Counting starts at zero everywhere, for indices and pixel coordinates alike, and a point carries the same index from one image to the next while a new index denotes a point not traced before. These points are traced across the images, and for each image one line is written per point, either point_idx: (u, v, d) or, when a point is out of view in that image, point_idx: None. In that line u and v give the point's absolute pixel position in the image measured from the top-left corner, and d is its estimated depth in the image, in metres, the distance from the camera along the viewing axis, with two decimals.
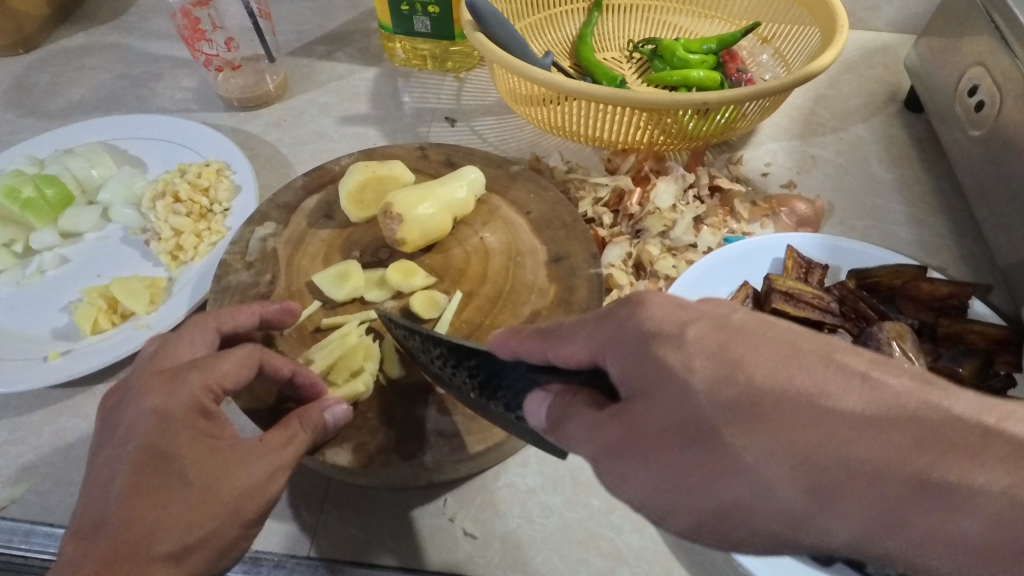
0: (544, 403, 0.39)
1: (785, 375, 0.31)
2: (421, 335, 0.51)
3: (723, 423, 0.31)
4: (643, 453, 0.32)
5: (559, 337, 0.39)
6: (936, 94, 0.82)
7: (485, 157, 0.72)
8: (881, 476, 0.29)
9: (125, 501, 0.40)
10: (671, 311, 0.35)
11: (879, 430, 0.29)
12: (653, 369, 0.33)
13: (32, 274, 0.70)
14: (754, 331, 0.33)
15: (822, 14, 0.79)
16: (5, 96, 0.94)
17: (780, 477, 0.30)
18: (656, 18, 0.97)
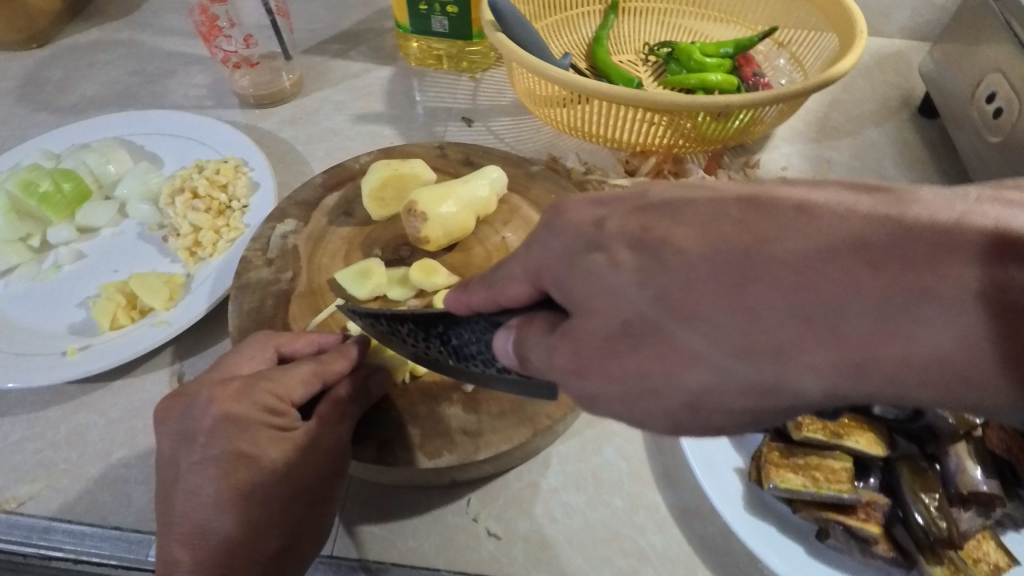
0: (509, 339, 0.39)
1: (710, 237, 0.31)
2: (384, 317, 0.51)
3: (661, 309, 0.31)
4: (601, 365, 0.33)
5: (502, 276, 0.40)
6: (951, 99, 0.83)
7: (505, 157, 0.72)
8: (831, 317, 0.27)
9: (226, 509, 0.43)
10: (587, 209, 0.37)
11: (816, 267, 0.28)
12: (581, 278, 0.34)
13: (48, 269, 0.70)
14: (676, 204, 0.34)
15: (840, 20, 0.80)
16: (17, 91, 0.94)
17: (727, 356, 0.29)
18: (671, 21, 0.97)
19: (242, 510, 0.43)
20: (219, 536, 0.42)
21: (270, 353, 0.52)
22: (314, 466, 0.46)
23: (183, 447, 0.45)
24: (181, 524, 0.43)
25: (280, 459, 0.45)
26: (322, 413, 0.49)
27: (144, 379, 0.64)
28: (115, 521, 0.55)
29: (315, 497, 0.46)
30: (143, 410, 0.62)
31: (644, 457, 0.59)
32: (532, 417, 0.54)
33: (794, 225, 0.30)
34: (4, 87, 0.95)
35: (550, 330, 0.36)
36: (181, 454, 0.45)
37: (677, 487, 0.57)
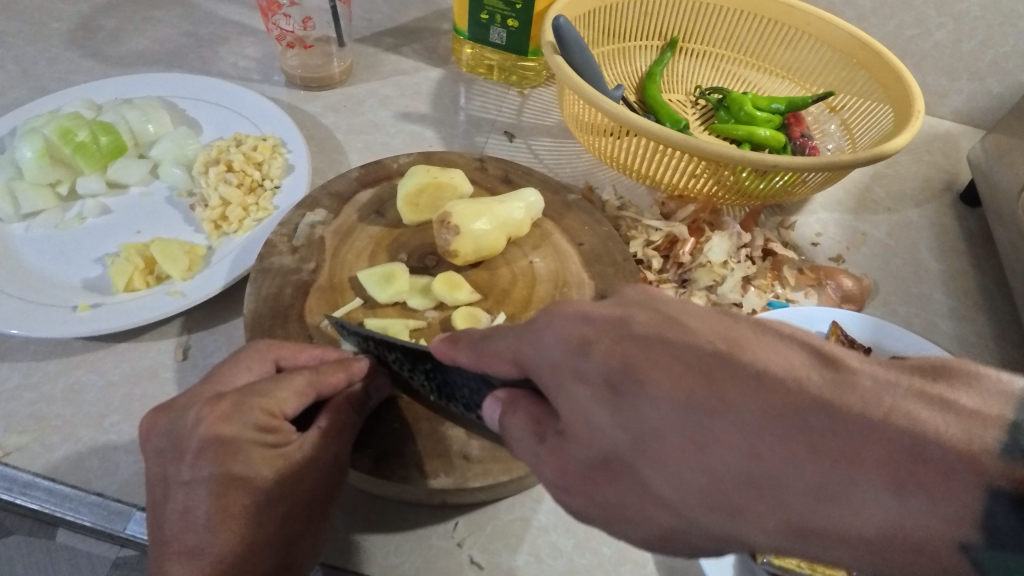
0: (496, 410, 0.42)
1: (677, 388, 0.31)
2: (373, 341, 0.53)
3: (633, 449, 0.32)
4: (586, 488, 0.35)
5: (488, 352, 0.41)
6: (996, 192, 0.82)
7: (544, 180, 0.72)
8: (776, 487, 0.28)
9: (215, 530, 0.43)
10: (574, 325, 0.36)
11: (766, 448, 0.28)
12: (564, 400, 0.35)
13: (72, 219, 0.69)
14: (658, 341, 0.33)
15: (898, 96, 0.79)
16: (69, 34, 0.94)
17: (692, 507, 0.31)
18: (726, 68, 0.96)
19: (236, 530, 0.43)
20: (213, 556, 0.42)
21: (270, 366, 0.51)
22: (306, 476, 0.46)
23: (172, 462, 0.45)
24: (173, 541, 0.43)
25: (274, 478, 0.44)
26: (320, 421, 0.48)
27: (149, 346, 0.63)
28: (98, 487, 0.54)
29: (310, 513, 0.46)
30: (143, 377, 0.61)
31: None
32: None
33: (757, 391, 0.30)
34: (56, 28, 0.95)
35: (535, 426, 0.39)
36: (170, 469, 0.44)
37: None
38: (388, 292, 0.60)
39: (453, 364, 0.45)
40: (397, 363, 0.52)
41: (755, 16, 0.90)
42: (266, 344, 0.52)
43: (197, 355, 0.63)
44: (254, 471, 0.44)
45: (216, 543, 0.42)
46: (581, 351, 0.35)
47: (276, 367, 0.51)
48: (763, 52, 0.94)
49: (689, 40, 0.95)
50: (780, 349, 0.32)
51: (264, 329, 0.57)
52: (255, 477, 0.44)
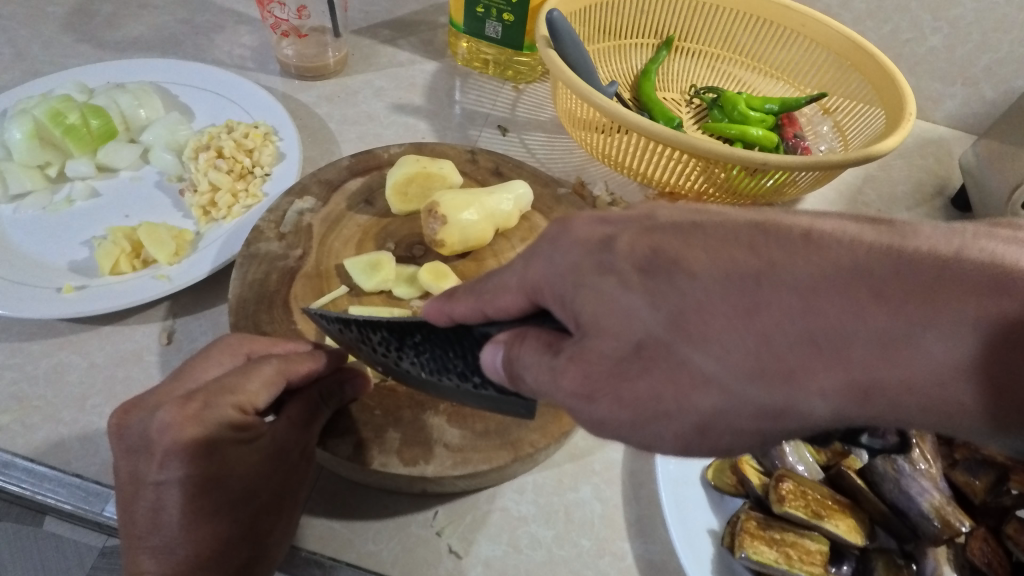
0: (498, 353, 0.39)
1: (721, 258, 0.33)
2: (353, 325, 0.49)
3: (671, 330, 0.33)
4: (613, 387, 0.34)
5: (492, 288, 0.41)
6: (987, 196, 0.82)
7: (534, 174, 0.71)
8: (834, 345, 0.30)
9: (189, 526, 0.43)
10: (593, 226, 0.37)
11: (824, 300, 0.30)
12: (594, 298, 0.34)
13: (60, 201, 0.69)
14: (687, 226, 0.35)
15: (891, 98, 0.79)
16: (64, 18, 0.94)
17: (741, 381, 0.31)
18: (721, 68, 0.96)
19: (211, 526, 0.43)
20: (188, 552, 0.42)
21: (241, 359, 0.50)
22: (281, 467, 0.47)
23: (142, 459, 0.44)
24: (145, 539, 0.43)
25: (248, 473, 0.45)
26: (290, 413, 0.49)
27: (134, 330, 0.63)
28: (77, 468, 0.54)
29: (282, 506, 0.47)
30: (127, 360, 0.61)
31: (620, 502, 0.58)
32: (515, 442, 0.53)
33: (806, 255, 0.32)
34: (52, 12, 0.94)
35: (550, 349, 0.36)
36: (140, 467, 0.44)
37: (647, 539, 0.56)
38: (377, 279, 0.60)
39: (449, 323, 0.44)
40: (382, 346, 0.49)
41: (751, 17, 0.90)
42: (240, 339, 0.52)
43: (181, 340, 0.62)
44: (230, 466, 0.44)
45: (190, 539, 0.43)
46: (605, 246, 0.36)
47: (246, 360, 0.51)
48: (758, 52, 0.94)
49: (685, 39, 0.95)
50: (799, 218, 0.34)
51: (247, 314, 0.57)
52: (229, 473, 0.44)
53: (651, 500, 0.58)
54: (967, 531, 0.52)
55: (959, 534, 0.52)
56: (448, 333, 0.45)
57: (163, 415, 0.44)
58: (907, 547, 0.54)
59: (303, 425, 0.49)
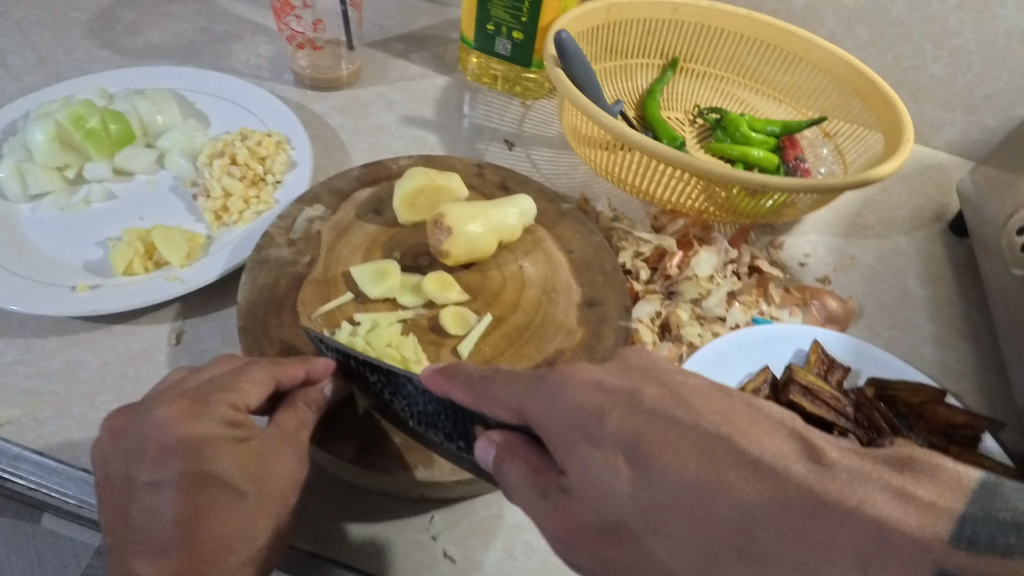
0: (490, 452, 0.42)
1: (688, 467, 0.33)
2: (354, 359, 0.52)
3: (638, 521, 0.34)
4: (587, 547, 0.36)
5: (492, 396, 0.42)
6: (983, 223, 0.83)
7: (539, 189, 0.73)
8: (770, 565, 0.30)
9: (185, 527, 0.43)
10: (586, 391, 0.38)
11: (760, 524, 0.31)
12: (578, 463, 0.36)
13: (78, 202, 0.71)
14: (664, 416, 0.36)
15: (890, 124, 0.81)
16: (87, 24, 0.96)
17: (691, 575, 0.32)
18: (726, 90, 0.99)
19: (210, 525, 0.43)
20: (184, 553, 0.42)
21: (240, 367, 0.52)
22: (275, 466, 0.47)
23: (134, 462, 0.45)
24: (140, 542, 0.42)
25: (243, 471, 0.46)
26: (282, 421, 0.50)
27: (145, 330, 0.64)
28: (86, 463, 0.55)
29: (279, 506, 0.47)
30: (137, 359, 0.62)
31: None
32: None
33: (849, 512, 0.30)
34: (76, 18, 0.97)
35: (536, 479, 0.39)
36: (132, 470, 0.45)
37: None
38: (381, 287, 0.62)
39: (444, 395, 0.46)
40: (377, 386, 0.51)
41: (756, 41, 0.92)
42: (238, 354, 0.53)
43: (190, 341, 0.64)
44: (227, 465, 0.45)
45: (187, 540, 0.42)
46: (597, 416, 0.36)
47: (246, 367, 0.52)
48: (762, 75, 0.96)
49: (691, 61, 0.97)
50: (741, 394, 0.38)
51: (257, 317, 0.59)
52: (226, 471, 0.45)
53: None
54: None
55: None
56: (442, 404, 0.47)
57: (162, 412, 0.45)
58: None
59: (296, 433, 0.50)
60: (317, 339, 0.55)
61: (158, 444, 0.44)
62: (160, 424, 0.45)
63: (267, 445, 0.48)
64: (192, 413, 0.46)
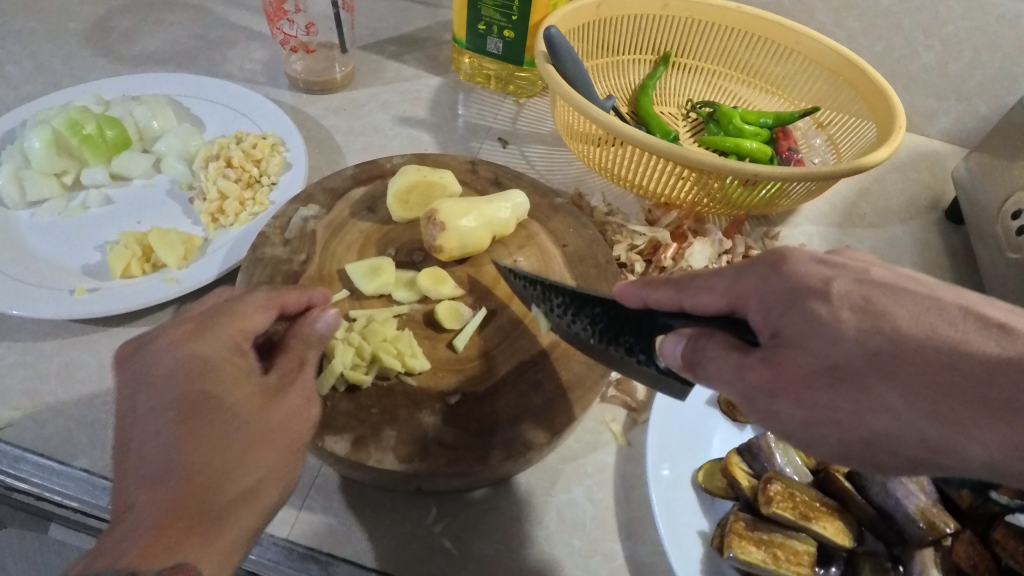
0: (679, 345, 0.41)
1: (925, 323, 0.33)
2: (542, 286, 0.56)
3: (868, 365, 0.33)
4: (794, 393, 0.35)
5: (694, 288, 0.42)
6: (978, 210, 0.83)
7: (532, 184, 0.74)
8: (1014, 409, 0.30)
9: (186, 454, 0.42)
10: (814, 267, 0.37)
11: (1009, 375, 0.30)
12: (801, 318, 0.35)
13: (76, 207, 0.72)
14: (900, 288, 0.35)
15: (882, 111, 0.81)
16: (84, 34, 0.97)
17: (918, 415, 0.32)
18: (719, 83, 0.99)
19: (208, 455, 0.42)
20: (179, 477, 0.41)
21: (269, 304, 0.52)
22: (278, 405, 0.46)
23: (144, 390, 0.45)
24: (140, 469, 0.42)
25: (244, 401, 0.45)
26: (283, 365, 0.49)
27: (142, 331, 0.65)
28: (86, 463, 0.56)
29: (284, 443, 0.45)
30: None
31: (611, 504, 0.59)
32: (508, 442, 0.55)
33: None
34: (72, 28, 0.98)
35: (735, 347, 0.38)
36: (140, 397, 0.45)
37: (636, 540, 0.57)
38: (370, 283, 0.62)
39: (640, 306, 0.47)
40: (560, 310, 0.55)
41: (747, 34, 0.93)
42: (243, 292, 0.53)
43: None
44: (228, 396, 0.45)
45: (186, 466, 0.41)
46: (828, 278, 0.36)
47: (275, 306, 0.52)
48: (754, 68, 0.96)
49: (683, 55, 0.98)
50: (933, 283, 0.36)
51: None
52: (226, 398, 0.44)
53: (642, 503, 0.59)
54: (952, 531, 0.53)
55: (944, 536, 0.53)
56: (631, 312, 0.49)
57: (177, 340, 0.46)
58: (894, 551, 0.55)
59: (303, 374, 0.49)
60: (508, 272, 0.60)
61: (168, 366, 0.45)
62: (172, 348, 0.46)
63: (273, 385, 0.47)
64: (202, 339, 0.47)
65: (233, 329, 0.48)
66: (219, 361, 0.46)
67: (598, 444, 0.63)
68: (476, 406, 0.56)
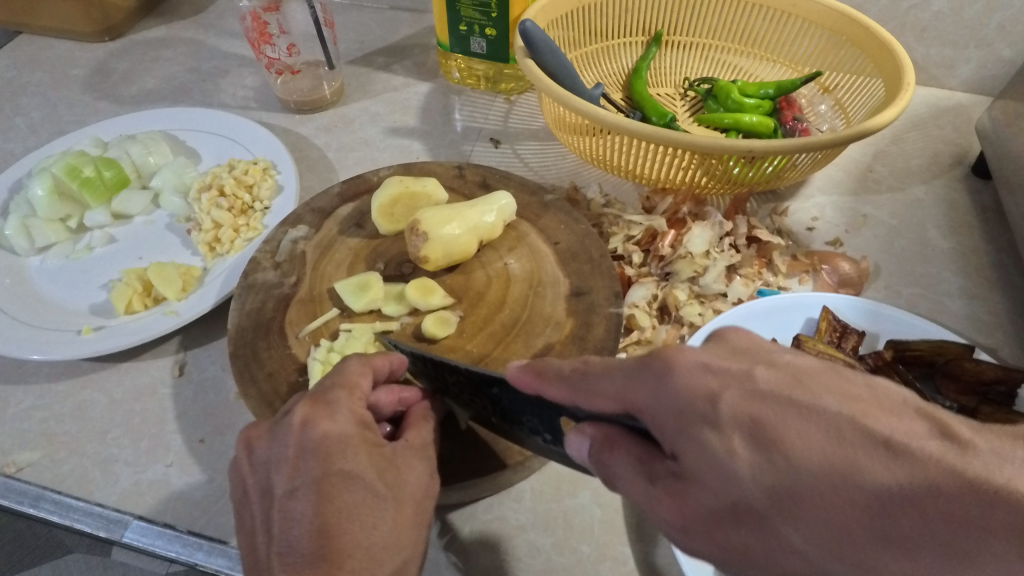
0: (585, 446, 0.38)
1: (817, 449, 0.29)
2: (432, 363, 0.51)
3: (769, 505, 0.29)
4: (706, 531, 0.32)
5: (588, 389, 0.38)
6: (1005, 162, 0.77)
7: (521, 184, 0.72)
8: (923, 550, 0.25)
9: (295, 568, 0.39)
10: (698, 375, 0.33)
11: (900, 508, 0.26)
12: (694, 446, 0.32)
13: (81, 249, 0.74)
14: (787, 399, 0.31)
15: (888, 67, 0.77)
16: (86, 79, 1.01)
17: (831, 564, 0.27)
18: (716, 57, 0.95)
19: (319, 563, 0.39)
20: None
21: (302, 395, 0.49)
22: (406, 475, 0.45)
23: (255, 511, 0.44)
24: None
25: (365, 494, 0.42)
26: (408, 436, 0.48)
27: (149, 364, 0.67)
28: (101, 497, 0.58)
29: (408, 509, 0.44)
30: (143, 393, 0.65)
31: (620, 506, 0.57)
32: (504, 451, 0.54)
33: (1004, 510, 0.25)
34: (75, 75, 1.02)
35: (641, 465, 0.35)
36: (248, 524, 0.44)
37: (648, 542, 0.54)
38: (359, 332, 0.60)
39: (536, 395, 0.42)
40: (458, 386, 0.51)
41: (739, 4, 0.88)
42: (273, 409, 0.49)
43: (192, 371, 0.66)
44: (311, 496, 0.42)
45: None
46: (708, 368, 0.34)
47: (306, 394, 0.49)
48: (751, 37, 0.92)
49: (674, 33, 0.94)
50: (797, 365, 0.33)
51: (246, 341, 0.59)
52: (335, 489, 0.42)
53: None
54: None
55: None
56: (530, 399, 0.44)
57: (262, 455, 0.45)
58: None
59: (423, 445, 0.48)
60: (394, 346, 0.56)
61: (255, 490, 0.45)
62: (258, 464, 0.45)
63: (395, 461, 0.45)
64: (279, 445, 0.45)
65: (297, 427, 0.45)
66: (286, 463, 0.43)
67: None
68: None
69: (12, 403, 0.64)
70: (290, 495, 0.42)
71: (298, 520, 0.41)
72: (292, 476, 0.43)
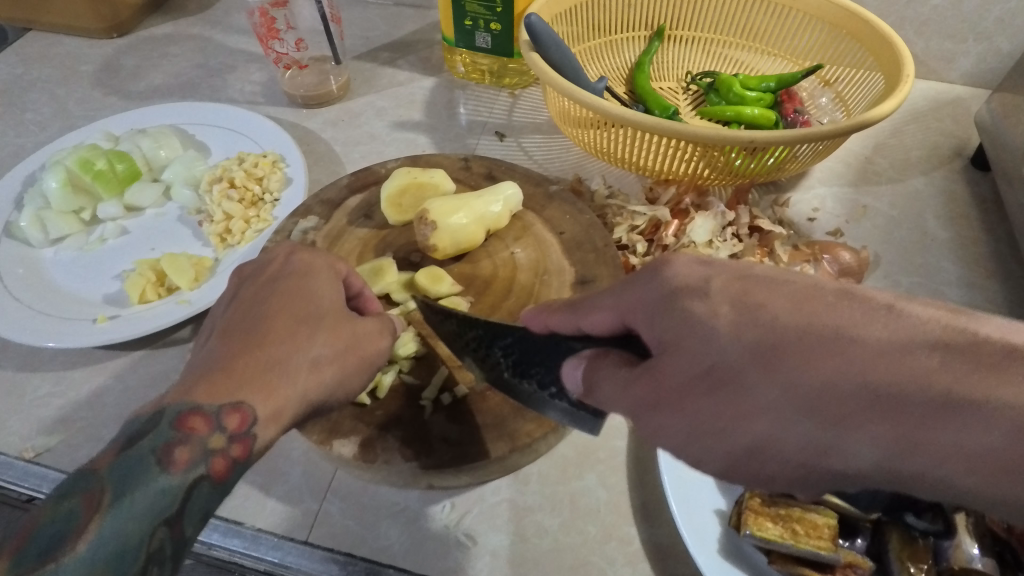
0: (579, 368, 0.41)
1: (806, 313, 0.33)
2: (456, 319, 0.54)
3: (750, 361, 0.33)
4: (675, 403, 0.34)
5: (587, 308, 0.42)
6: (1003, 153, 0.78)
7: (526, 175, 0.73)
8: (900, 401, 0.30)
9: (239, 343, 0.46)
10: (692, 267, 0.36)
11: (884, 357, 0.31)
12: (677, 321, 0.35)
13: (94, 241, 0.76)
14: (777, 280, 0.35)
15: (887, 60, 0.78)
16: (95, 75, 1.02)
17: (802, 413, 0.31)
18: (718, 51, 0.96)
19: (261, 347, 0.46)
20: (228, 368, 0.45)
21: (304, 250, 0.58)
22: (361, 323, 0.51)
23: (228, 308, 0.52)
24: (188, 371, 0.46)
25: (320, 314, 0.50)
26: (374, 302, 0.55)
27: (162, 352, 0.68)
28: None
29: (356, 350, 0.50)
30: (157, 381, 0.66)
31: (625, 488, 0.58)
32: (511, 433, 0.55)
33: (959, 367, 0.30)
34: (84, 71, 1.03)
35: (626, 366, 0.38)
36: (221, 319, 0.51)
37: (653, 523, 0.56)
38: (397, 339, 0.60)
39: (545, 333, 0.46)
40: (476, 342, 0.52)
41: None
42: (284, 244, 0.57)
43: None
44: (278, 299, 0.50)
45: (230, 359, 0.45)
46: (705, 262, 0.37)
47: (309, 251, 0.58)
48: (752, 30, 0.93)
49: (677, 27, 0.95)
50: (803, 274, 0.36)
51: None
52: (298, 302, 0.50)
53: (655, 486, 0.58)
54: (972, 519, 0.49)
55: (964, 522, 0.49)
56: (538, 341, 0.47)
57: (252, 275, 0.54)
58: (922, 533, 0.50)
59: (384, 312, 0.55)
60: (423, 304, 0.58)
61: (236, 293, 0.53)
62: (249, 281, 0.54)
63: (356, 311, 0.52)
64: (273, 268, 0.54)
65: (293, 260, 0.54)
66: (270, 278, 0.52)
67: (609, 429, 0.62)
68: (480, 401, 0.57)
69: (29, 390, 0.66)
70: (263, 298, 0.50)
71: (260, 314, 0.48)
72: (272, 286, 0.51)
